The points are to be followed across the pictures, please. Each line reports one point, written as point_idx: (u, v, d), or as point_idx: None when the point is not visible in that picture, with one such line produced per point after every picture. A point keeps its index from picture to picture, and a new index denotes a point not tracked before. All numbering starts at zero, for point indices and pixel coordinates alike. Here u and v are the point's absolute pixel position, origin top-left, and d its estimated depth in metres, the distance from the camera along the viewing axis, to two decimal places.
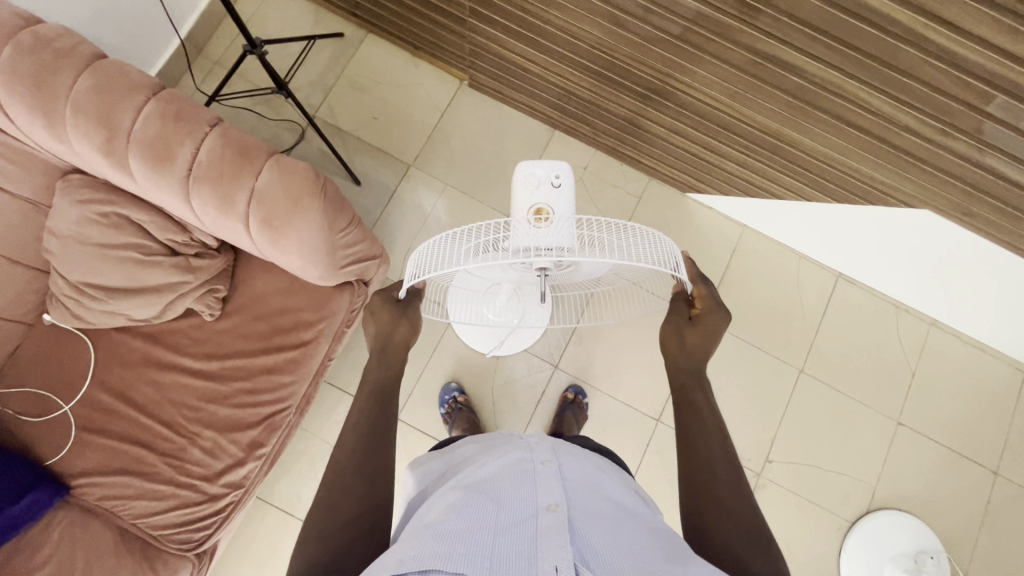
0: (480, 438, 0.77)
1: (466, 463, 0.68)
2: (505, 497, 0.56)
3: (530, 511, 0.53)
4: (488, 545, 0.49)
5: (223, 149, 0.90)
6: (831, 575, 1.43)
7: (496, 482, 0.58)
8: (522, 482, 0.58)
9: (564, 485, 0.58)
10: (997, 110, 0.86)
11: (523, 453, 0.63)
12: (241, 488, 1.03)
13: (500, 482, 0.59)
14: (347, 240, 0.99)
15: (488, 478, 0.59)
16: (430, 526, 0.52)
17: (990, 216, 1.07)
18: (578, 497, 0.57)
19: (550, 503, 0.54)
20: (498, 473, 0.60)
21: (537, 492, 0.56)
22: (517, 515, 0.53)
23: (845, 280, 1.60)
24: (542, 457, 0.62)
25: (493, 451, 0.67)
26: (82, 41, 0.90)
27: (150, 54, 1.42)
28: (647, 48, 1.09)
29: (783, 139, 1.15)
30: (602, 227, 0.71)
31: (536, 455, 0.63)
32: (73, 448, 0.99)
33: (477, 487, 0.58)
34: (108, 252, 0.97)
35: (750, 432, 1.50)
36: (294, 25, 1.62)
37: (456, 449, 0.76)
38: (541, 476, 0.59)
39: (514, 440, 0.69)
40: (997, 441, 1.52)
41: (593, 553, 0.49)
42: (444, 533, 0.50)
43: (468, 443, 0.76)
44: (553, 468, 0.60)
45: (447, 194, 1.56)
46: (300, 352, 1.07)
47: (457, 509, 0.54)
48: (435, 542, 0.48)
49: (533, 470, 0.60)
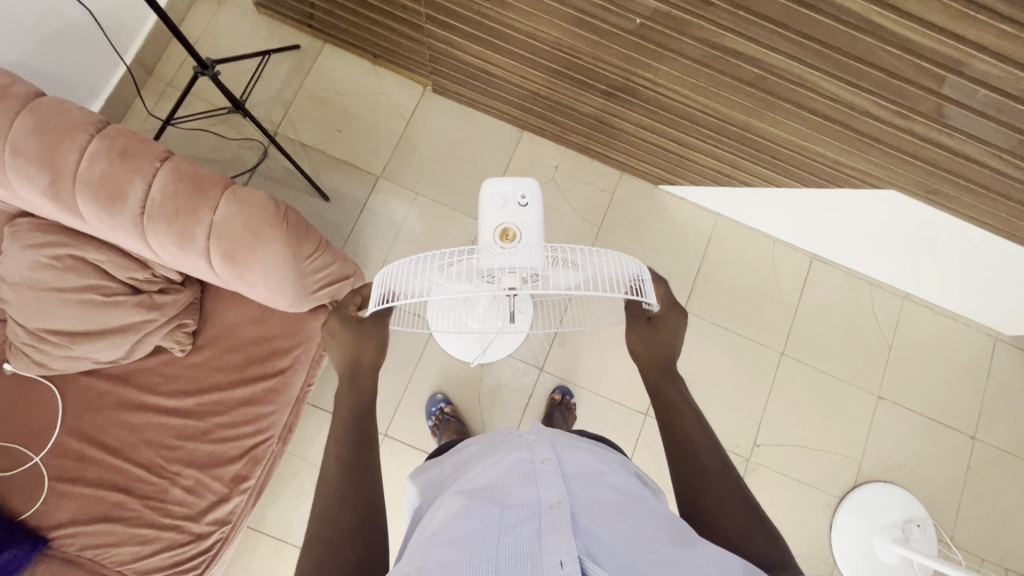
0: (481, 439, 0.77)
1: (468, 466, 0.68)
2: (507, 498, 0.55)
3: (533, 510, 0.53)
4: (493, 547, 0.48)
5: (176, 184, 0.86)
6: (824, 551, 1.47)
7: (499, 484, 0.58)
8: (524, 484, 0.57)
9: (566, 481, 0.58)
10: (952, 91, 0.87)
11: (523, 452, 0.63)
12: (228, 523, 1.01)
13: (501, 484, 0.58)
14: (315, 266, 0.97)
15: (490, 480, 0.59)
16: (436, 535, 0.51)
17: (955, 193, 1.08)
18: (581, 492, 0.56)
19: (552, 500, 0.53)
20: (500, 475, 0.59)
21: (539, 490, 0.56)
22: (521, 515, 0.52)
23: (819, 261, 1.62)
24: (542, 455, 0.62)
25: (493, 452, 0.66)
26: (16, 79, 0.86)
27: (96, 81, 1.37)
28: (608, 46, 1.08)
29: (749, 129, 1.15)
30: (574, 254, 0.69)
31: (536, 453, 0.63)
32: (47, 499, 0.96)
33: (482, 491, 0.57)
34: (65, 296, 0.93)
35: (737, 417, 1.52)
36: (247, 40, 1.57)
37: (457, 455, 0.76)
38: (542, 475, 0.58)
39: (514, 439, 0.69)
40: (973, 407, 1.57)
41: (599, 545, 0.48)
42: (448, 541, 0.49)
43: (469, 447, 0.76)
44: (553, 465, 0.60)
45: (419, 203, 1.53)
46: (278, 380, 1.05)
47: (460, 514, 0.53)
48: (439, 551, 0.48)
49: (534, 471, 0.59)
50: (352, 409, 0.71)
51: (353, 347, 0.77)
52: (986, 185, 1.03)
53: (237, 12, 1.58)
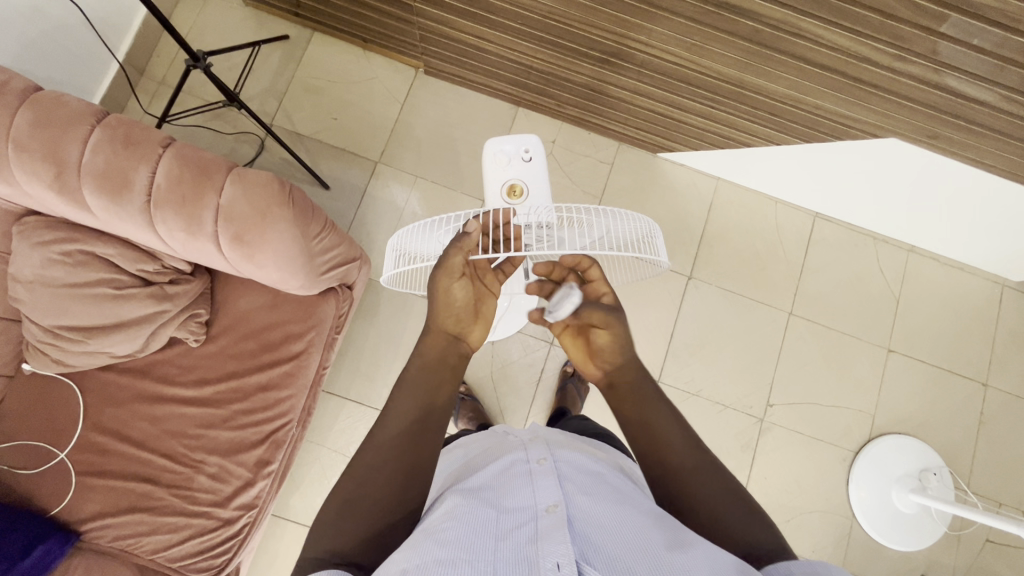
0: (478, 437, 0.76)
1: (462, 468, 0.67)
2: (501, 503, 0.55)
3: (528, 514, 0.53)
4: (488, 550, 0.48)
5: (181, 169, 0.87)
6: (843, 505, 1.48)
7: (494, 488, 0.58)
8: (520, 486, 0.57)
9: (560, 480, 0.58)
10: (952, 31, 0.87)
11: (518, 454, 0.63)
12: (255, 508, 1.03)
13: (498, 486, 0.58)
14: (323, 246, 0.97)
15: (485, 483, 0.59)
16: (432, 532, 0.51)
17: (955, 135, 1.08)
18: (578, 490, 0.56)
19: (547, 503, 0.53)
20: (496, 479, 0.59)
21: (535, 492, 0.55)
22: (514, 521, 0.52)
23: (823, 219, 1.62)
24: (537, 456, 0.62)
25: (488, 455, 0.66)
26: (13, 75, 0.86)
27: (89, 83, 1.37)
28: (601, 11, 1.07)
29: (745, 86, 1.14)
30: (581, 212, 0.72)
31: (532, 455, 0.63)
32: (76, 494, 0.97)
33: (478, 494, 0.57)
34: (79, 291, 0.94)
35: (750, 378, 1.53)
36: (236, 33, 1.57)
37: (455, 452, 0.75)
38: (537, 476, 0.58)
39: (510, 441, 0.69)
40: (983, 354, 1.57)
41: (593, 547, 0.49)
42: (445, 540, 0.49)
43: (463, 446, 0.76)
44: (548, 465, 0.60)
45: (419, 185, 1.53)
46: (293, 364, 1.06)
47: (454, 516, 0.53)
48: (437, 549, 0.48)
49: (530, 472, 0.59)
50: None
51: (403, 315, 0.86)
52: (987, 124, 1.03)
53: (224, 5, 1.58)
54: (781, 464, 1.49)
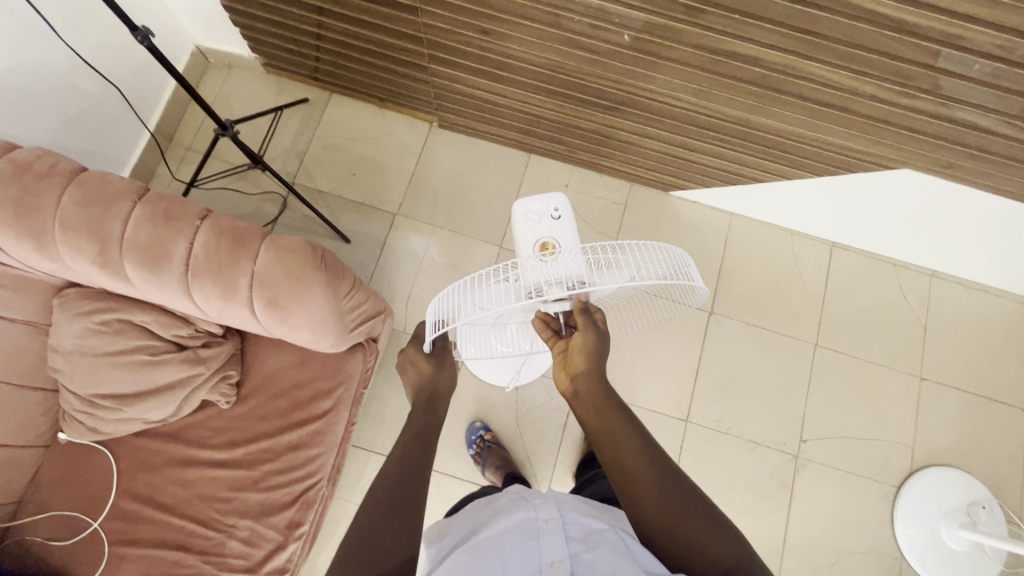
0: (502, 496, 0.75)
1: (476, 530, 0.66)
2: (506, 554, 0.55)
3: (532, 566, 0.54)
4: None
5: (217, 239, 0.90)
6: (890, 546, 1.41)
7: (502, 547, 0.57)
8: (526, 546, 0.56)
9: (569, 541, 0.57)
10: (949, 65, 0.88)
11: (527, 512, 0.61)
12: (286, 571, 1.01)
13: (505, 545, 0.57)
14: (352, 303, 0.99)
15: (492, 543, 0.58)
16: None
17: (969, 164, 1.09)
18: (588, 545, 0.56)
19: (553, 559, 0.54)
20: (504, 537, 0.58)
21: (541, 551, 0.55)
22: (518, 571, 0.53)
23: (840, 249, 1.61)
24: (546, 514, 0.60)
25: (500, 514, 0.65)
26: (61, 157, 0.91)
27: (121, 153, 1.44)
28: (605, 62, 1.11)
29: (753, 126, 1.17)
30: (611, 249, 0.73)
31: (541, 513, 0.61)
32: (107, 565, 0.96)
33: (486, 554, 0.56)
34: (117, 359, 0.96)
35: (779, 413, 1.49)
36: (259, 99, 1.64)
37: (475, 516, 0.73)
38: (545, 535, 0.57)
39: (524, 500, 0.67)
40: (1019, 379, 1.53)
41: None
42: None
43: (484, 508, 0.74)
44: (557, 524, 0.58)
45: (437, 235, 1.57)
46: (323, 422, 1.07)
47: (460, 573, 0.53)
48: None
49: (537, 531, 0.58)
50: (409, 453, 0.75)
51: (432, 372, 0.92)
52: (1002, 153, 1.04)
53: (248, 73, 1.66)
54: (821, 502, 1.44)
